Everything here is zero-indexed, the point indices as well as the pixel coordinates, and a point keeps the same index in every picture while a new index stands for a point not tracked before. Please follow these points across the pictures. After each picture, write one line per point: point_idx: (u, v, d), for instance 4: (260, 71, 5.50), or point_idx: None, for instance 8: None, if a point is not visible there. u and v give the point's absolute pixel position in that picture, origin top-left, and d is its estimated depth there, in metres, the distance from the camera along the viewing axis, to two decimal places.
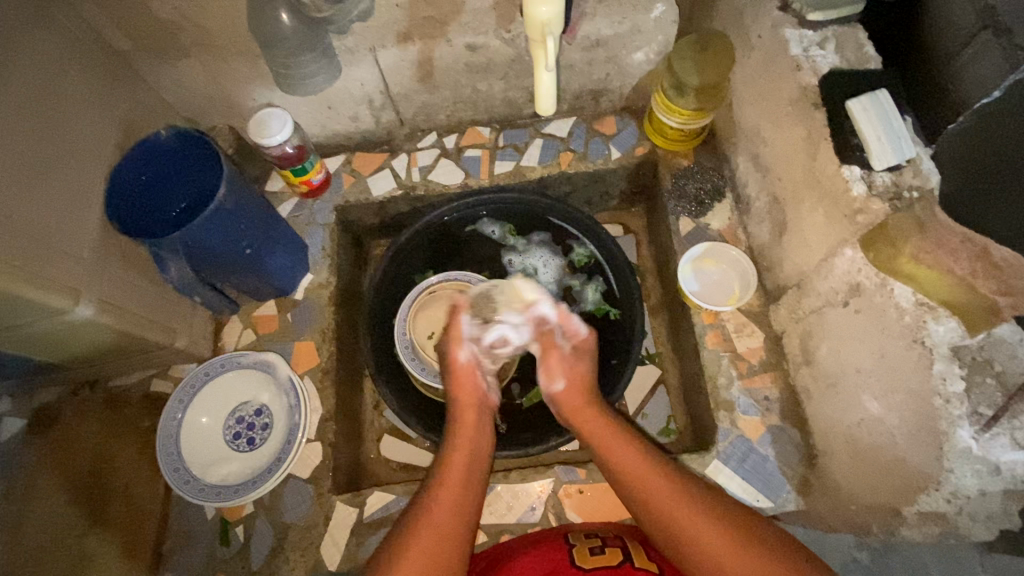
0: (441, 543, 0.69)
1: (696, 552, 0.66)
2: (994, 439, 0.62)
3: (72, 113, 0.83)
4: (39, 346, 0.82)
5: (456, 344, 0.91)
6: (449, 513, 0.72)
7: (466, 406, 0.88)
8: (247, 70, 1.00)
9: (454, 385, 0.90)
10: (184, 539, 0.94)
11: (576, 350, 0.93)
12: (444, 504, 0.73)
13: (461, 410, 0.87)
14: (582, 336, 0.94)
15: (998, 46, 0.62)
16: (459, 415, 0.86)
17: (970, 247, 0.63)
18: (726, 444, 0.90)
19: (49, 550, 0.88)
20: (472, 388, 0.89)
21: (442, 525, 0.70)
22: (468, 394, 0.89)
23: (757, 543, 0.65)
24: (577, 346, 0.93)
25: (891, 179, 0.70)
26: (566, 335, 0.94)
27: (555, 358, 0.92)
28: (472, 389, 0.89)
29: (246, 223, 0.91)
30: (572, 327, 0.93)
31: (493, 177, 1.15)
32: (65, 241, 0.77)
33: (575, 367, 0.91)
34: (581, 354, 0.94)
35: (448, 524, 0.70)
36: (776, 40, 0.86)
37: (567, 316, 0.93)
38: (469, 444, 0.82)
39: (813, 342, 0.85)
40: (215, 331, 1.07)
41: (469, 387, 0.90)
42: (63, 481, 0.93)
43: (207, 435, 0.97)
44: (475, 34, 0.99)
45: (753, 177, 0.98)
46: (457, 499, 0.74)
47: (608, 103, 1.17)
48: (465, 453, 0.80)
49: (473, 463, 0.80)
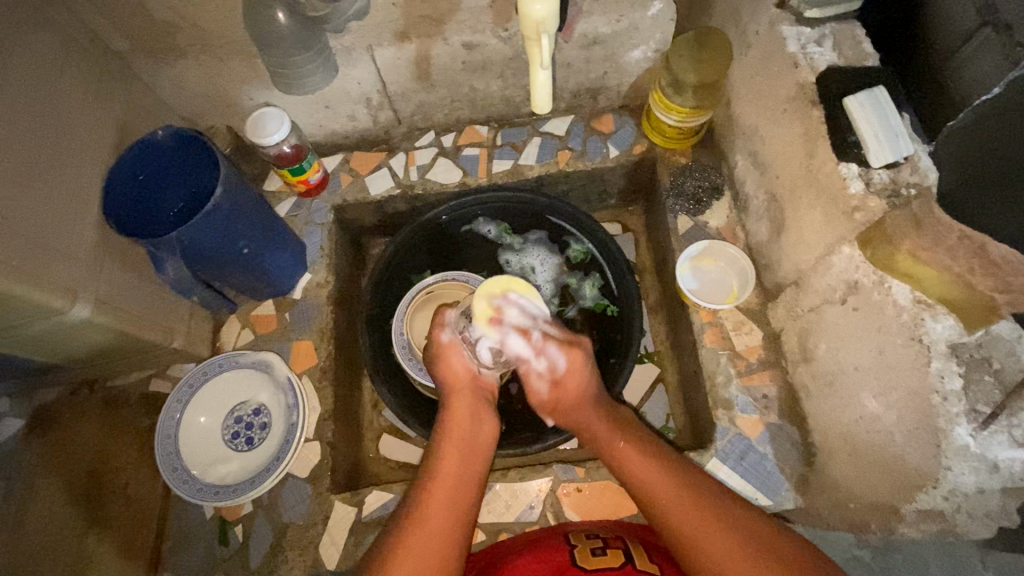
0: (435, 539, 0.68)
1: (692, 549, 0.67)
2: (993, 437, 0.62)
3: (67, 114, 0.82)
4: (36, 347, 0.82)
5: (440, 328, 0.92)
6: (444, 506, 0.72)
7: (458, 392, 0.87)
8: (245, 69, 1.00)
9: (442, 369, 0.89)
10: (180, 542, 0.95)
11: (555, 383, 0.88)
12: (439, 496, 0.73)
13: (454, 396, 0.87)
14: (561, 368, 0.87)
15: (999, 43, 0.61)
16: (453, 405, 0.85)
17: (967, 245, 0.62)
18: (724, 442, 0.90)
19: (48, 550, 0.88)
20: (460, 371, 0.89)
21: (439, 521, 0.70)
22: (460, 379, 0.88)
23: (763, 544, 0.64)
24: (554, 380, 0.87)
25: (889, 177, 0.71)
26: (544, 368, 0.87)
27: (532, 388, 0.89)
28: (467, 381, 0.88)
29: (245, 223, 0.91)
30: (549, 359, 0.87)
31: (491, 176, 1.15)
32: (63, 240, 0.77)
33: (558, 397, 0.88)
34: (561, 387, 0.87)
35: (445, 518, 0.70)
36: (774, 39, 0.85)
37: (542, 346, 0.87)
38: (463, 432, 0.81)
39: (812, 340, 0.85)
40: (214, 330, 1.08)
41: (458, 369, 0.89)
42: (64, 483, 0.93)
43: (206, 435, 0.97)
44: (473, 33, 0.99)
45: (751, 176, 0.97)
46: (451, 491, 0.73)
47: (606, 101, 1.17)
48: (460, 441, 0.80)
49: (468, 454, 0.79)
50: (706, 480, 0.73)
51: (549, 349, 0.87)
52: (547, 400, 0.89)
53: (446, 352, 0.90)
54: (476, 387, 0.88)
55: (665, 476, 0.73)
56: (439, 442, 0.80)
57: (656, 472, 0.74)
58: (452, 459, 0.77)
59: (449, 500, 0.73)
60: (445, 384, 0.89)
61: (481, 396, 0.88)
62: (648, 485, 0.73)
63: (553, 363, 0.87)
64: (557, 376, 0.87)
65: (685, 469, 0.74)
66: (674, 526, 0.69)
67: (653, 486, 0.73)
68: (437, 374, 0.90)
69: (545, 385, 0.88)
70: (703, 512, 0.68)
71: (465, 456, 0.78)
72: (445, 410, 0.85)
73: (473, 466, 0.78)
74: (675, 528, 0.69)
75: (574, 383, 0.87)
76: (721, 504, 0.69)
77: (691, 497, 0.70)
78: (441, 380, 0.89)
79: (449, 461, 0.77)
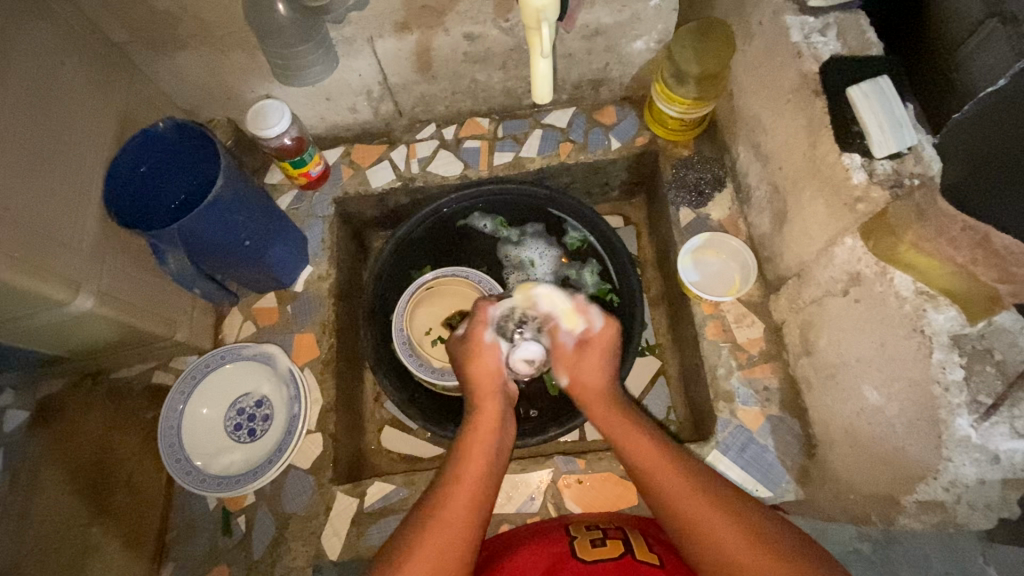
0: (450, 549, 0.66)
1: (714, 552, 0.64)
2: (994, 428, 0.62)
3: (68, 106, 0.82)
4: (40, 338, 0.82)
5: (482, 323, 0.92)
6: (461, 513, 0.70)
7: (484, 396, 0.85)
8: (247, 62, 1.00)
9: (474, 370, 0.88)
10: (185, 530, 0.94)
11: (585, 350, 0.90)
12: (459, 499, 0.71)
13: (483, 402, 0.84)
14: (596, 329, 0.91)
15: (1006, 35, 0.60)
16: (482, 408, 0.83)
17: (971, 235, 0.61)
18: (725, 434, 0.90)
19: (52, 542, 0.91)
20: (491, 370, 0.88)
21: (454, 529, 0.68)
22: (487, 382, 0.86)
23: (774, 547, 0.62)
24: (585, 339, 0.90)
25: (892, 167, 0.71)
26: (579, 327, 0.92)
27: (563, 354, 0.91)
28: (492, 381, 0.87)
29: (246, 214, 0.90)
30: (587, 320, 0.92)
31: (492, 168, 1.15)
32: (64, 231, 0.77)
33: (582, 362, 0.89)
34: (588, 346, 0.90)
35: (459, 524, 0.69)
36: (778, 28, 0.85)
37: (583, 309, 0.92)
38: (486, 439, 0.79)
39: (813, 332, 0.84)
40: (216, 323, 1.08)
41: (488, 371, 0.87)
42: (68, 474, 0.95)
43: (208, 427, 0.98)
44: (473, 23, 0.99)
45: (754, 167, 0.97)
46: (469, 496, 0.72)
47: (609, 93, 1.16)
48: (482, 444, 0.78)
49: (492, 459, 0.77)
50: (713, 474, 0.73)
51: (589, 312, 0.92)
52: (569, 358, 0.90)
53: (481, 351, 0.89)
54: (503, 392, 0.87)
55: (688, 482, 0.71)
56: (460, 446, 0.78)
57: (682, 475, 0.72)
58: (476, 465, 0.75)
59: (469, 506, 0.71)
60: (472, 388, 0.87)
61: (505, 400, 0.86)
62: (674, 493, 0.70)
63: (591, 324, 0.91)
64: (590, 336, 0.90)
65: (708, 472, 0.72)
66: (698, 524, 0.67)
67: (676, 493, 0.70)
68: (466, 373, 0.88)
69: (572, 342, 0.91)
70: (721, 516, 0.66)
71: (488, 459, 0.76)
72: (473, 414, 0.83)
73: (492, 477, 0.75)
74: (695, 539, 0.66)
75: (600, 350, 0.90)
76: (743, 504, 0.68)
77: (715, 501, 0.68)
78: (470, 380, 0.87)
79: (472, 464, 0.75)
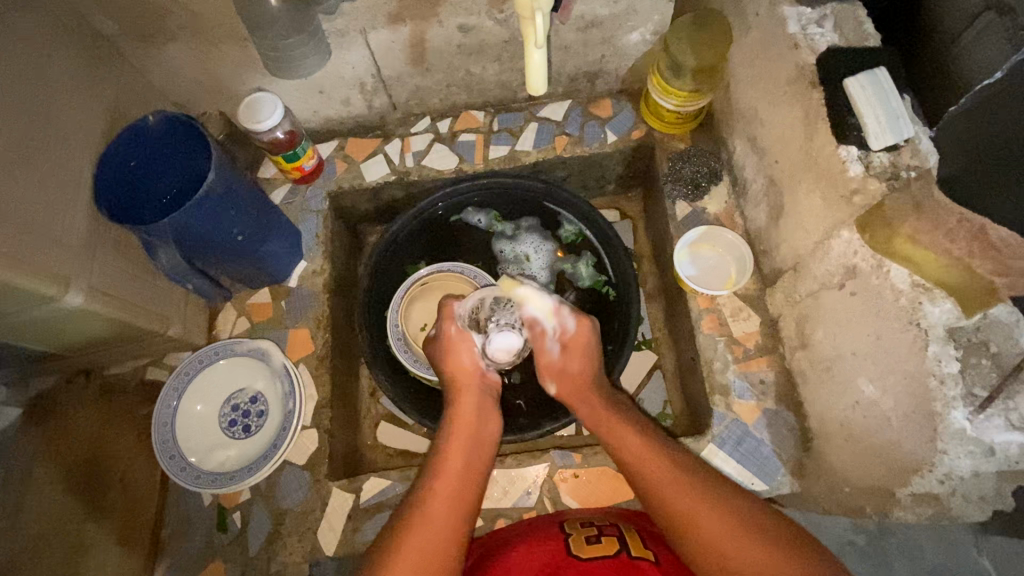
0: (437, 542, 0.67)
1: (701, 542, 0.65)
2: (989, 420, 0.63)
3: (55, 100, 0.81)
4: (32, 336, 0.82)
5: (447, 319, 0.91)
6: (446, 508, 0.70)
7: (463, 390, 0.87)
8: (238, 54, 0.99)
9: (450, 366, 0.89)
10: (179, 527, 0.95)
11: (564, 346, 0.90)
12: (442, 497, 0.71)
13: (461, 395, 0.86)
14: (571, 331, 0.90)
15: (1002, 25, 0.62)
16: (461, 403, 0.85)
17: (968, 227, 0.62)
18: (721, 428, 0.90)
19: (49, 537, 0.88)
20: (466, 364, 0.88)
21: (438, 524, 0.68)
22: (465, 376, 0.88)
23: (764, 540, 0.64)
24: (565, 341, 0.90)
25: (889, 160, 0.70)
26: (556, 331, 0.90)
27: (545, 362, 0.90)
28: (469, 377, 0.88)
29: (236, 209, 0.89)
30: (562, 319, 0.90)
31: (487, 162, 1.14)
32: (55, 228, 0.76)
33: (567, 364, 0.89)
34: (570, 351, 0.90)
35: (443, 519, 0.69)
36: (774, 19, 0.84)
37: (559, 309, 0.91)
38: (465, 431, 0.80)
39: (809, 326, 0.84)
40: (209, 318, 1.07)
41: (464, 364, 0.89)
42: (62, 470, 0.93)
43: (201, 423, 0.97)
44: (468, 14, 0.98)
45: (750, 160, 0.96)
46: (453, 492, 0.72)
47: (604, 85, 1.16)
48: (462, 438, 0.79)
49: (471, 450, 0.78)
50: (697, 463, 0.74)
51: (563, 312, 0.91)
52: (555, 366, 0.90)
53: (451, 347, 0.90)
54: (482, 383, 0.88)
55: (670, 470, 0.72)
56: (443, 440, 0.79)
57: (663, 464, 0.73)
58: (456, 459, 0.76)
59: (450, 501, 0.71)
60: (449, 382, 0.88)
61: (486, 392, 0.88)
62: (657, 481, 0.72)
63: (564, 324, 0.90)
64: (569, 339, 0.90)
65: (690, 462, 0.74)
66: (682, 511, 0.68)
67: (658, 481, 0.72)
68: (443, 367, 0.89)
69: (556, 346, 0.90)
70: (708, 506, 0.67)
71: (469, 452, 0.78)
72: (451, 408, 0.85)
73: (473, 472, 0.76)
74: (680, 526, 0.68)
75: (582, 349, 0.89)
76: (729, 494, 0.69)
77: (698, 490, 0.69)
78: (448, 376, 0.89)
79: (454, 458, 0.76)
